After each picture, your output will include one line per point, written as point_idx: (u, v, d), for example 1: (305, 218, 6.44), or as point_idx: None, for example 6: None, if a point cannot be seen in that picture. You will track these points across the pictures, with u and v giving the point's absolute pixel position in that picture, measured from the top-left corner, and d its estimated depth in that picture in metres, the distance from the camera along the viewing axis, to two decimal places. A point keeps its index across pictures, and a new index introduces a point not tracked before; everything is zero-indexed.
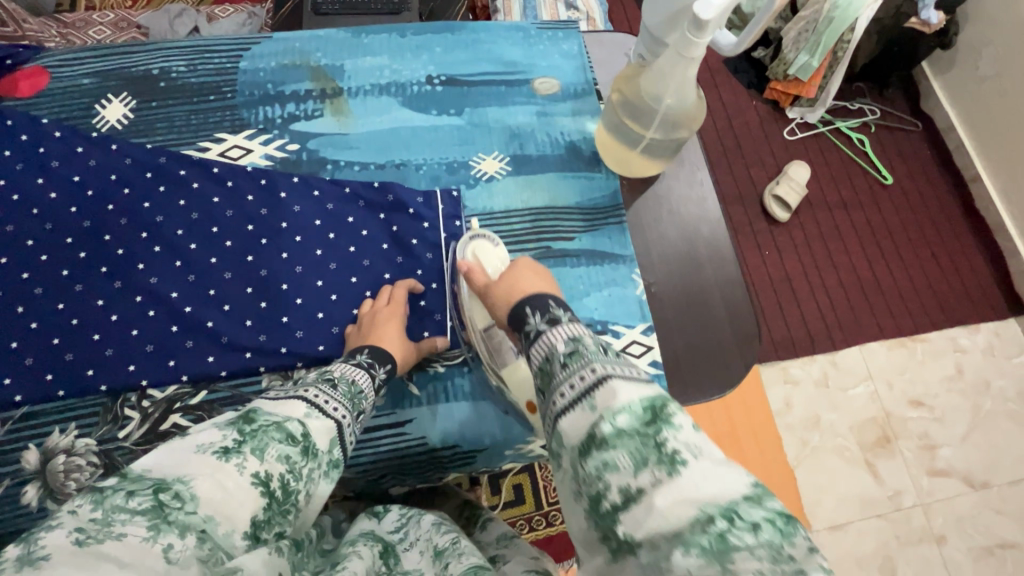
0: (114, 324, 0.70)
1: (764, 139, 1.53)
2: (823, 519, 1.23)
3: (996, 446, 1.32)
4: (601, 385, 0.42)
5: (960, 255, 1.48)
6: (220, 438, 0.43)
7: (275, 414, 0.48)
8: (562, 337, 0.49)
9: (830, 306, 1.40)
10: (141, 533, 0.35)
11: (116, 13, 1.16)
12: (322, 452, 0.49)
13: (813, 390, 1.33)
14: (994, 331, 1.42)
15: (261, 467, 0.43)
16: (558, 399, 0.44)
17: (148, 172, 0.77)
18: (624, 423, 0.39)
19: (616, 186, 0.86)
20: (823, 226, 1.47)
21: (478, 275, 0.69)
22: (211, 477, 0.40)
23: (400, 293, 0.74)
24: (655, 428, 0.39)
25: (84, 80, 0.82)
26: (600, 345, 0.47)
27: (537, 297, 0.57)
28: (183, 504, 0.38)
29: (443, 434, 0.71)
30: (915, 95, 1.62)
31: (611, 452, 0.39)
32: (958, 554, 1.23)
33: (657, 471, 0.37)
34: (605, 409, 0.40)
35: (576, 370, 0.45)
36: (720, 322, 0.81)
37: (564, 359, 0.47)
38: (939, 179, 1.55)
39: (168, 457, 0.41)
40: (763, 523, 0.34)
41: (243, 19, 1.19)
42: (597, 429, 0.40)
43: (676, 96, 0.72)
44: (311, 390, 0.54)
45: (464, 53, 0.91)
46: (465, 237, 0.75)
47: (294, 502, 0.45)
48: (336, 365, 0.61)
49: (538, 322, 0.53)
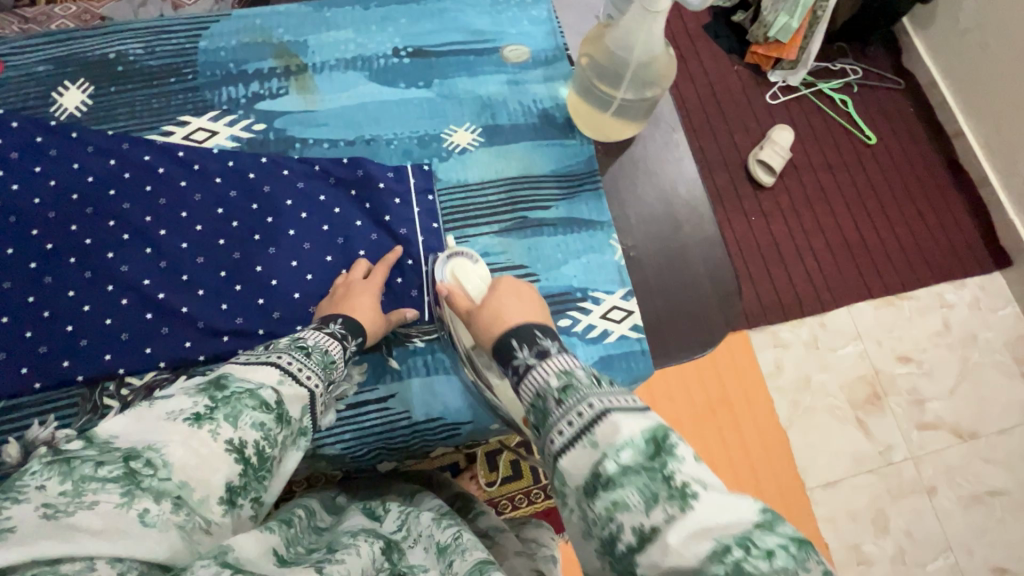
0: (88, 314, 0.69)
1: (746, 105, 1.52)
2: (816, 476, 1.25)
3: (983, 397, 1.34)
4: (602, 419, 0.39)
5: (945, 210, 1.48)
6: (191, 405, 0.43)
7: (248, 379, 0.48)
8: (553, 371, 0.44)
9: (818, 269, 1.41)
10: (114, 500, 0.36)
11: (78, 4, 1.12)
12: (294, 419, 0.50)
13: (803, 352, 1.34)
14: (979, 285, 1.43)
15: (234, 435, 0.43)
16: (555, 438, 0.40)
17: (111, 159, 0.75)
18: (629, 458, 0.36)
19: (591, 152, 0.85)
20: (808, 189, 1.47)
21: (461, 300, 0.63)
22: (183, 445, 0.41)
23: (380, 270, 0.73)
24: (660, 461, 0.36)
25: (40, 67, 0.79)
26: (593, 375, 0.44)
27: (522, 328, 0.51)
28: (156, 471, 0.39)
29: (426, 408, 0.72)
30: (897, 51, 1.61)
31: (619, 491, 0.35)
32: (948, 503, 1.26)
33: (669, 507, 0.34)
34: (608, 445, 0.37)
35: (572, 405, 0.41)
36: (699, 280, 0.82)
37: (558, 394, 0.42)
38: (923, 137, 1.54)
39: (136, 423, 0.41)
40: (779, 550, 0.31)
41: (210, 5, 1.14)
42: (602, 468, 0.37)
43: (644, 53, 0.71)
44: (283, 356, 0.54)
45: (430, 23, 0.89)
46: (442, 256, 0.72)
47: (269, 468, 0.46)
48: (309, 333, 0.60)
49: (526, 355, 0.48)
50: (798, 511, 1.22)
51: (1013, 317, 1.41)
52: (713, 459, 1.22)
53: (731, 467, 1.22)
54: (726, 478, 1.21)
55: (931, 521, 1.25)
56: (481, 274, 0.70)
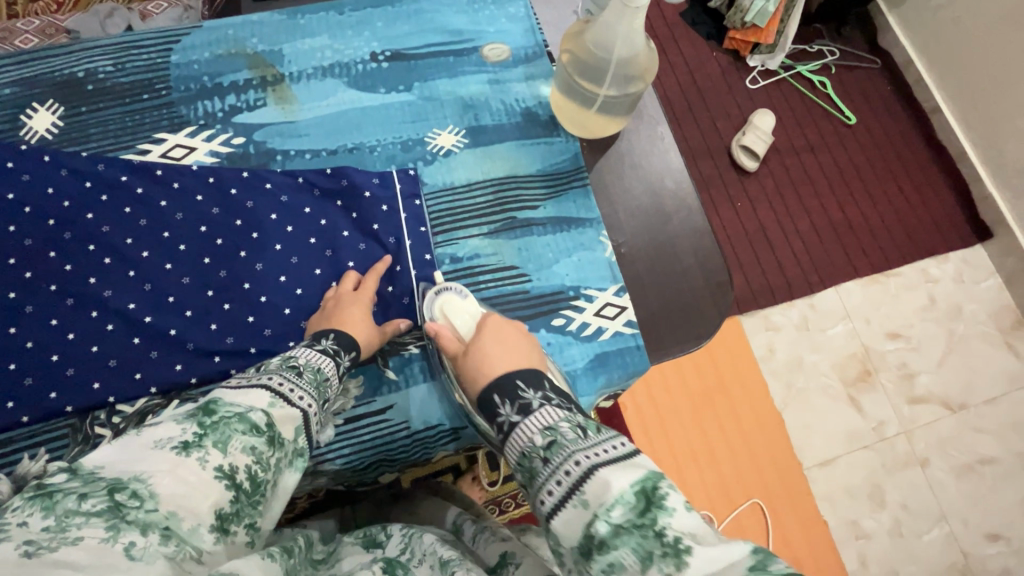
0: (73, 342, 0.67)
1: (726, 91, 1.52)
2: (813, 456, 1.27)
3: (970, 367, 1.37)
4: (591, 477, 0.40)
5: (926, 187, 1.50)
6: (179, 433, 0.42)
7: (238, 403, 0.47)
8: (537, 428, 0.47)
9: (805, 251, 1.42)
10: (99, 535, 0.35)
11: (42, 19, 1.08)
12: (288, 441, 0.49)
13: (795, 334, 1.35)
14: (963, 258, 1.45)
15: (224, 461, 0.43)
16: (546, 499, 0.42)
17: (88, 182, 0.73)
18: (620, 518, 0.37)
19: (576, 149, 0.84)
20: (792, 172, 1.48)
21: (448, 338, 0.64)
22: (171, 474, 0.40)
23: (370, 280, 0.72)
24: (651, 517, 0.37)
25: (7, 89, 0.76)
26: (577, 429, 0.46)
27: (505, 381, 0.54)
28: (142, 503, 0.38)
29: (425, 417, 0.71)
30: (872, 31, 1.62)
31: (615, 553, 0.36)
32: (941, 473, 1.29)
33: (664, 566, 0.34)
34: (598, 505, 0.38)
35: (559, 464, 0.43)
36: (691, 270, 0.80)
37: (544, 452, 0.45)
38: (902, 115, 1.56)
39: (123, 452, 0.41)
40: None
41: (179, 14, 1.13)
42: (594, 529, 0.38)
43: (626, 48, 0.71)
44: (274, 377, 0.53)
45: (407, 25, 0.87)
46: (431, 293, 0.70)
47: (263, 492, 0.45)
48: (300, 351, 0.59)
49: (509, 413, 0.50)
50: (798, 492, 1.24)
51: (996, 288, 1.43)
52: (714, 448, 1.23)
53: (732, 457, 1.23)
54: (727, 468, 1.22)
55: (926, 492, 1.27)
56: (470, 308, 0.68)
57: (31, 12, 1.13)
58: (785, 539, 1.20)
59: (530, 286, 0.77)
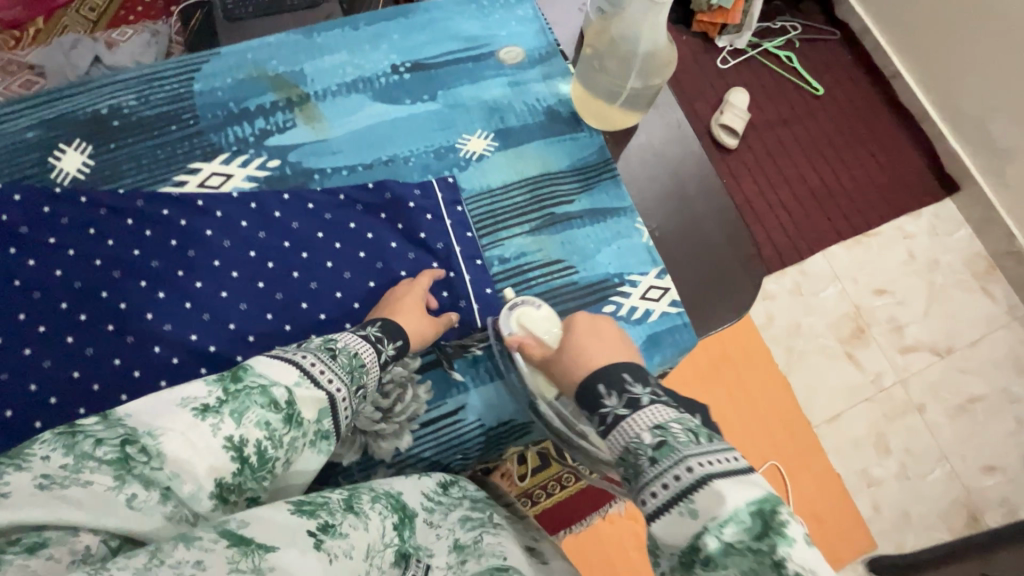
0: (139, 379, 0.67)
1: (700, 72, 1.58)
2: (821, 413, 1.35)
3: (952, 314, 1.46)
4: (702, 487, 0.42)
5: (893, 148, 1.58)
6: (204, 394, 0.46)
7: (266, 375, 0.49)
8: (647, 425, 0.48)
9: (790, 219, 1.49)
10: (106, 483, 0.40)
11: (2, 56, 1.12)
12: (308, 422, 0.50)
13: (790, 300, 1.42)
14: (933, 213, 1.54)
15: (236, 432, 0.45)
16: (649, 499, 0.45)
17: (129, 218, 0.73)
18: (732, 536, 0.40)
19: (601, 141, 0.87)
20: (769, 144, 1.55)
21: (534, 348, 0.66)
22: (183, 435, 0.44)
23: (426, 281, 0.74)
24: (768, 544, 0.39)
25: (30, 132, 0.75)
26: (689, 432, 0.46)
27: (608, 371, 0.54)
28: (150, 459, 0.42)
29: (497, 414, 0.73)
30: (828, 4, 1.69)
31: (722, 572, 0.39)
32: (937, 416, 1.37)
33: None
34: (710, 519, 0.40)
35: (669, 468, 0.44)
36: (721, 247, 0.84)
37: (653, 452, 0.46)
38: (863, 82, 1.64)
39: (150, 404, 0.45)
40: None
41: (147, 39, 1.18)
42: (703, 542, 0.40)
43: (652, 42, 0.74)
44: (307, 356, 0.54)
45: (422, 35, 0.89)
46: (504, 308, 0.72)
47: (271, 468, 0.47)
48: (343, 335, 0.60)
49: (615, 405, 0.51)
50: (809, 448, 1.31)
51: (968, 238, 1.52)
52: (729, 418, 1.28)
53: (747, 429, 1.29)
54: (741, 438, 1.28)
55: (925, 435, 1.36)
56: (549, 320, 0.70)
57: None
58: (805, 494, 1.27)
59: (577, 277, 0.79)
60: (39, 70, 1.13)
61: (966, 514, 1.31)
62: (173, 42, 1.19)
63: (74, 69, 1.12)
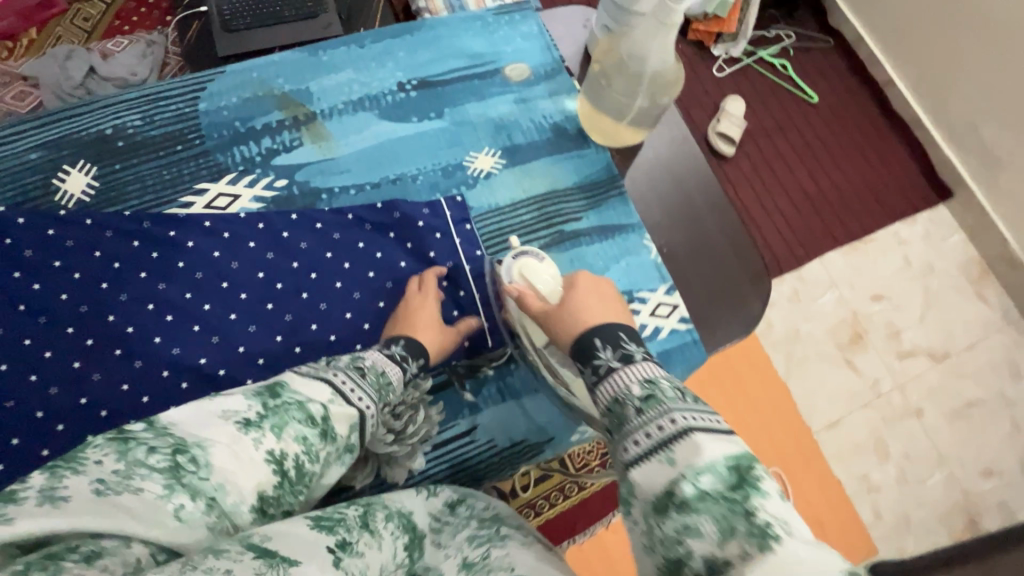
0: (149, 405, 0.66)
1: (697, 80, 1.59)
2: (820, 419, 1.35)
3: (948, 319, 1.47)
4: (683, 438, 0.44)
5: (889, 154, 1.59)
6: (246, 408, 0.46)
7: (300, 391, 0.50)
8: (636, 378, 0.52)
9: (788, 226, 1.50)
10: (156, 490, 0.40)
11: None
12: (339, 437, 0.51)
13: (789, 306, 1.43)
14: (928, 219, 1.55)
15: (276, 446, 0.46)
16: (631, 447, 0.47)
17: (135, 240, 0.72)
18: (708, 484, 0.41)
19: (608, 158, 0.87)
20: (766, 152, 1.56)
21: (532, 299, 0.67)
22: (228, 448, 0.44)
23: (432, 282, 0.73)
24: (743, 493, 0.40)
25: (33, 154, 0.74)
26: (676, 390, 0.50)
27: (607, 328, 0.59)
28: (198, 469, 0.42)
29: (509, 434, 0.73)
30: (822, 12, 1.70)
31: (694, 516, 0.40)
32: (935, 420, 1.39)
33: (747, 544, 0.37)
34: (687, 467, 0.42)
35: (654, 418, 0.47)
36: (729, 262, 0.84)
37: (640, 403, 0.50)
38: (858, 89, 1.64)
39: (195, 414, 0.45)
40: None
41: (142, 49, 1.16)
42: (678, 489, 0.42)
43: (659, 61, 0.75)
44: (339, 374, 0.55)
45: (428, 53, 0.89)
46: (510, 257, 0.71)
47: (306, 482, 0.48)
48: (370, 353, 0.61)
49: (609, 357, 0.56)
50: (810, 456, 1.32)
51: (962, 243, 1.54)
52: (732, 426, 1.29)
53: (750, 437, 1.29)
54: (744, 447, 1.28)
55: (923, 440, 1.37)
56: (550, 270, 0.69)
57: None
58: (806, 501, 1.28)
59: None
60: (33, 81, 1.12)
61: (964, 518, 1.32)
62: (169, 51, 1.16)
63: (67, 81, 1.10)
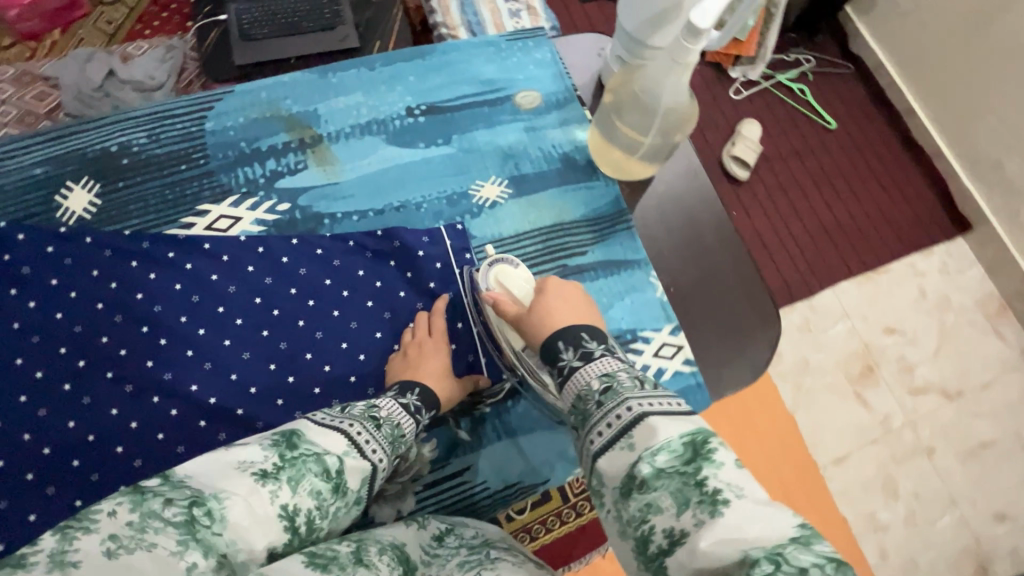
0: (136, 431, 0.65)
1: (713, 103, 1.57)
2: (828, 454, 1.31)
3: (964, 355, 1.43)
4: (639, 423, 0.48)
5: (908, 184, 1.55)
6: (262, 459, 0.47)
7: (317, 443, 0.51)
8: (596, 374, 0.55)
9: (801, 254, 1.47)
10: (169, 547, 0.41)
11: (17, 66, 1.11)
12: (350, 491, 0.51)
13: (799, 336, 1.40)
14: (946, 251, 1.51)
15: (290, 501, 0.46)
16: (595, 439, 0.50)
17: (133, 260, 0.71)
18: (664, 462, 0.45)
19: (616, 192, 0.85)
20: (781, 178, 1.53)
21: (507, 305, 0.67)
22: (244, 501, 0.44)
23: (441, 321, 0.73)
24: (695, 466, 0.44)
25: (37, 169, 0.74)
26: (633, 380, 0.53)
27: (569, 330, 0.60)
28: (212, 524, 0.43)
29: (503, 476, 0.71)
30: (843, 37, 1.67)
31: (654, 494, 0.44)
32: (947, 460, 1.34)
33: (700, 511, 0.41)
34: (644, 448, 0.46)
35: (611, 409, 0.50)
36: (738, 303, 0.82)
37: (600, 396, 0.52)
38: (878, 117, 1.61)
39: (209, 465, 0.46)
40: (812, 568, 0.36)
41: (162, 54, 1.15)
42: (638, 470, 0.45)
43: (672, 101, 0.73)
44: (355, 424, 0.55)
45: (439, 78, 0.88)
46: (485, 264, 0.71)
47: (316, 538, 0.48)
48: (384, 401, 0.60)
49: (571, 358, 0.58)
50: (817, 494, 1.27)
51: (980, 277, 1.50)
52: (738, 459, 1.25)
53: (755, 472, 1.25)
54: None
55: (934, 479, 1.32)
56: (525, 276, 0.69)
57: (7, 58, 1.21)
58: None
59: None
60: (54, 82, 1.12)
61: (974, 563, 1.27)
62: (189, 57, 1.16)
63: (87, 83, 1.10)
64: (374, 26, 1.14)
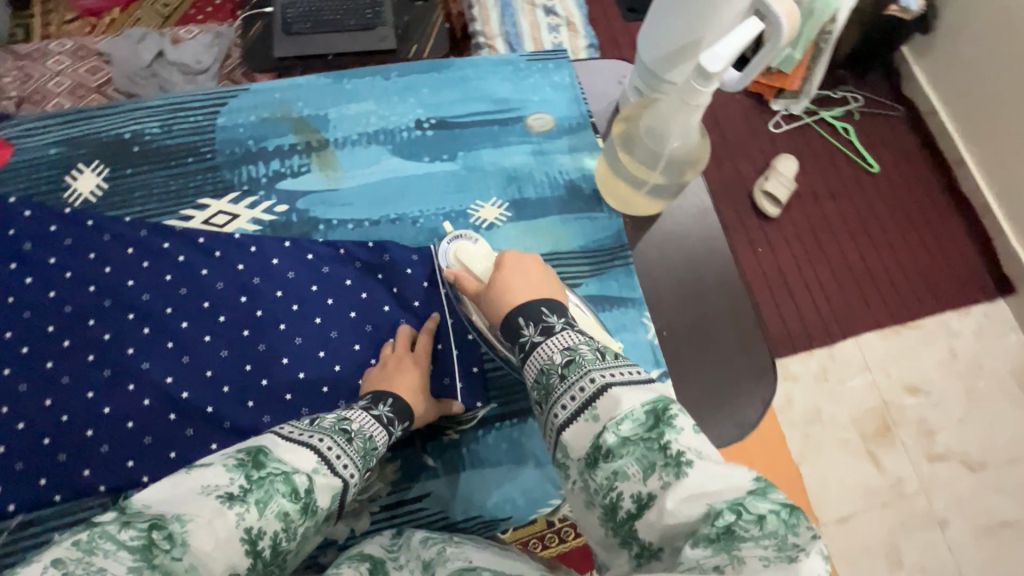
0: (108, 417, 0.66)
1: (751, 134, 1.52)
2: (831, 513, 1.25)
3: (994, 425, 1.33)
4: (602, 394, 0.45)
5: (948, 237, 1.47)
6: (227, 482, 0.43)
7: (285, 461, 0.47)
8: (558, 348, 0.51)
9: (825, 299, 1.40)
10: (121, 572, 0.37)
11: (75, 40, 1.13)
12: (320, 509, 0.48)
13: (814, 386, 1.34)
14: (984, 313, 1.41)
15: (256, 523, 0.43)
16: (559, 412, 0.47)
17: (129, 247, 0.72)
18: (627, 430, 0.42)
19: (619, 226, 0.82)
20: (813, 217, 1.47)
21: (467, 281, 0.66)
22: (209, 524, 0.41)
23: (425, 340, 0.72)
24: (658, 431, 0.41)
25: (53, 149, 0.77)
26: (595, 351, 0.50)
27: (529, 305, 0.56)
28: (171, 547, 0.39)
29: (464, 506, 0.69)
30: (896, 79, 1.59)
31: (619, 461, 0.41)
32: (961, 535, 1.25)
33: (665, 474, 0.39)
34: (608, 419, 0.43)
35: (574, 381, 0.47)
36: (733, 351, 0.79)
37: (562, 368, 0.49)
38: (923, 164, 1.53)
39: (172, 488, 0.42)
40: (769, 515, 0.35)
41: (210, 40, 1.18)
42: (603, 439, 0.43)
43: (681, 139, 0.71)
44: (324, 438, 0.51)
45: (453, 93, 0.87)
46: (445, 242, 0.72)
47: (280, 561, 0.45)
48: (355, 414, 0.58)
49: (532, 333, 0.54)
50: None
51: (1020, 344, 1.39)
52: None
53: None
54: None
55: (944, 554, 1.24)
56: (484, 252, 0.69)
57: (66, 32, 1.26)
58: None
59: None
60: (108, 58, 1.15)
61: None
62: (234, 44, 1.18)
63: (137, 62, 1.13)
64: (413, 31, 1.14)
